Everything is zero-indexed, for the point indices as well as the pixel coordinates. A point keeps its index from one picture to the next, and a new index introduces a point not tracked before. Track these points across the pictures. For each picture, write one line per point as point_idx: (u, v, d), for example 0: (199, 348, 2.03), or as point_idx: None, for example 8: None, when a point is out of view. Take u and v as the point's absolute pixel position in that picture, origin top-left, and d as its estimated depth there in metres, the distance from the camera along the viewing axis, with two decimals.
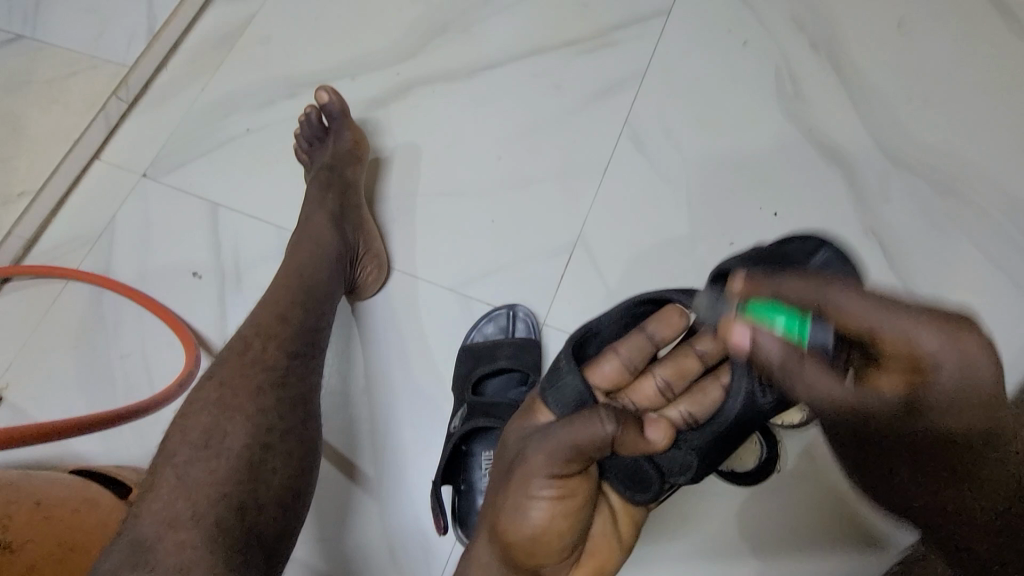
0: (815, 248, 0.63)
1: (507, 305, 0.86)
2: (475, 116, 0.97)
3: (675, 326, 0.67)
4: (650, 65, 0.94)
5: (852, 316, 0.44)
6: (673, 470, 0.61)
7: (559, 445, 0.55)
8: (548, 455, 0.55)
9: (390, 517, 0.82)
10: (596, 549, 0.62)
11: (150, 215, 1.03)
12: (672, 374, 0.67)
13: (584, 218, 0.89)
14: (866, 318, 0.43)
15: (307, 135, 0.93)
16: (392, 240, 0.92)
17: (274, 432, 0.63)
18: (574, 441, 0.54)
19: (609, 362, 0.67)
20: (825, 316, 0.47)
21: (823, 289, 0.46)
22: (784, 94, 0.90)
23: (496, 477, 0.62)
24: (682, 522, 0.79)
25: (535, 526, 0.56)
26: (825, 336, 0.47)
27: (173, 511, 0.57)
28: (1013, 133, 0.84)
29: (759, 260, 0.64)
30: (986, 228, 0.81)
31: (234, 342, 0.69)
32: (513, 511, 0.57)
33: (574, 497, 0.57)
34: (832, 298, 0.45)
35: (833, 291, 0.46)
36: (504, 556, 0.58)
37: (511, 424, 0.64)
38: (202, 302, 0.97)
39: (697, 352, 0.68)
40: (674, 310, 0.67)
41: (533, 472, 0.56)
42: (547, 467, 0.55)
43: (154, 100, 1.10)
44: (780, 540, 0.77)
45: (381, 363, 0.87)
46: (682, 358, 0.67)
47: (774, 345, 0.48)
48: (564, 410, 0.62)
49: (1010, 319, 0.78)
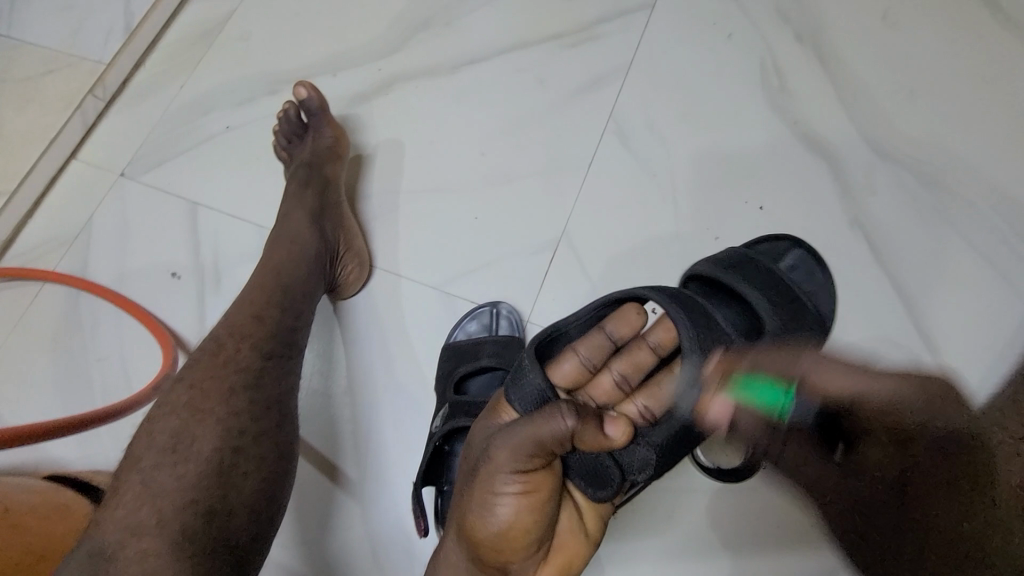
0: (786, 249, 0.78)
1: (490, 303, 0.85)
2: (458, 112, 0.95)
3: (632, 324, 0.69)
4: (635, 58, 0.93)
5: (826, 386, 0.60)
6: (635, 468, 0.59)
7: (521, 441, 0.54)
8: (511, 451, 0.55)
9: (372, 519, 0.80)
10: (562, 545, 0.61)
11: (128, 215, 1.01)
12: (627, 367, 0.68)
13: (568, 214, 0.88)
14: (847, 388, 0.59)
15: (287, 132, 0.92)
16: (375, 238, 0.91)
17: (246, 436, 0.62)
18: (533, 438, 0.54)
19: (568, 361, 0.68)
20: (799, 386, 0.60)
21: (796, 362, 0.62)
22: (770, 87, 0.89)
23: (462, 474, 0.61)
24: (665, 520, 0.78)
25: (501, 522, 0.56)
26: (803, 409, 0.60)
27: (137, 517, 0.56)
28: (1000, 124, 0.83)
29: (740, 265, 0.72)
30: (972, 219, 0.80)
31: (207, 344, 0.67)
32: (478, 508, 0.57)
33: (541, 491, 0.57)
34: (806, 369, 0.61)
35: (802, 364, 0.61)
36: (471, 553, 0.59)
37: (478, 422, 0.63)
38: (181, 303, 0.95)
39: (651, 344, 0.69)
40: (631, 310, 0.69)
41: (498, 467, 0.55)
42: (511, 462, 0.55)
43: (132, 98, 1.08)
44: (764, 536, 0.76)
45: (363, 364, 0.85)
46: (635, 352, 0.69)
47: (741, 419, 0.61)
48: (525, 409, 0.61)
49: (997, 312, 0.77)
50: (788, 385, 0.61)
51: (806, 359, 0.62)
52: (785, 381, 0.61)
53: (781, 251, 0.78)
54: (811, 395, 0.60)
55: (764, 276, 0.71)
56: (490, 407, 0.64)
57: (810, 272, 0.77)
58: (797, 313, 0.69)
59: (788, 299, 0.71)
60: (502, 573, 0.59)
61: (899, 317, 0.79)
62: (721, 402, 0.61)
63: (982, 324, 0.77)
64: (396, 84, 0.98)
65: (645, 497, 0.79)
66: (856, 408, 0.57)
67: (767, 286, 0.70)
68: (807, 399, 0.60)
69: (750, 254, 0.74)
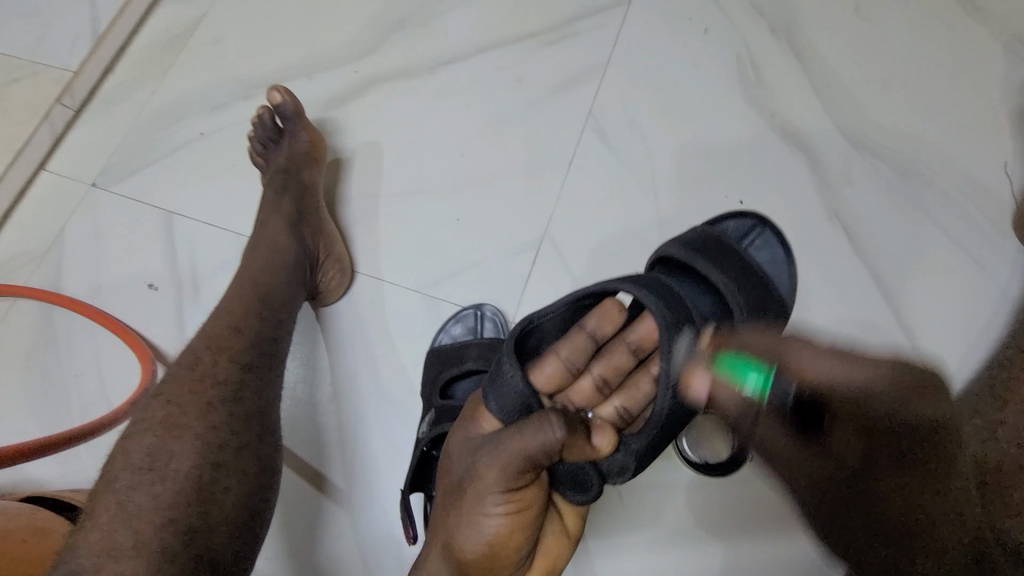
0: (750, 227, 0.78)
1: (474, 305, 0.85)
2: (436, 113, 0.95)
3: (614, 321, 0.68)
4: (612, 55, 0.93)
5: (806, 368, 0.50)
6: (614, 472, 0.62)
7: (509, 459, 0.55)
8: (499, 470, 0.55)
9: (361, 527, 0.80)
10: (547, 550, 0.65)
11: (101, 226, 0.99)
12: (607, 370, 0.69)
13: (550, 213, 0.88)
14: (826, 373, 0.49)
15: (261, 137, 0.90)
16: (355, 243, 0.90)
17: (226, 450, 0.60)
18: (519, 458, 0.54)
19: (548, 363, 0.68)
20: (783, 369, 0.52)
21: (781, 343, 0.53)
22: (746, 81, 0.89)
23: (446, 490, 0.62)
24: (653, 514, 0.78)
25: (490, 540, 0.57)
26: (786, 387, 0.52)
27: (114, 540, 0.55)
28: (972, 113, 0.84)
29: (698, 248, 0.72)
30: (945, 207, 0.82)
31: (184, 357, 0.66)
32: (467, 528, 0.58)
33: (526, 507, 0.58)
34: (791, 352, 0.52)
35: (788, 347, 0.53)
36: (460, 570, 0.59)
37: (455, 434, 0.63)
38: (158, 315, 0.93)
39: (630, 345, 0.70)
40: (614, 306, 0.68)
41: (487, 488, 0.56)
42: (499, 481, 0.55)
43: (102, 106, 1.06)
44: (751, 522, 0.77)
45: (348, 370, 0.84)
46: (614, 354, 0.70)
47: (731, 394, 0.55)
48: (506, 413, 0.62)
49: (972, 298, 0.79)
50: (766, 367, 0.54)
51: (795, 345, 0.52)
52: (767, 363, 0.54)
53: (749, 230, 0.78)
54: (792, 375, 0.51)
55: (733, 259, 0.72)
56: (467, 418, 0.64)
57: (771, 251, 0.78)
58: (764, 294, 0.70)
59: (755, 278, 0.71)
60: None
61: (879, 307, 0.80)
62: (699, 378, 0.56)
63: (959, 311, 0.78)
64: (373, 86, 0.97)
65: (633, 492, 0.79)
66: (830, 389, 0.49)
67: (738, 270, 0.71)
68: (786, 377, 0.52)
69: (719, 234, 0.74)
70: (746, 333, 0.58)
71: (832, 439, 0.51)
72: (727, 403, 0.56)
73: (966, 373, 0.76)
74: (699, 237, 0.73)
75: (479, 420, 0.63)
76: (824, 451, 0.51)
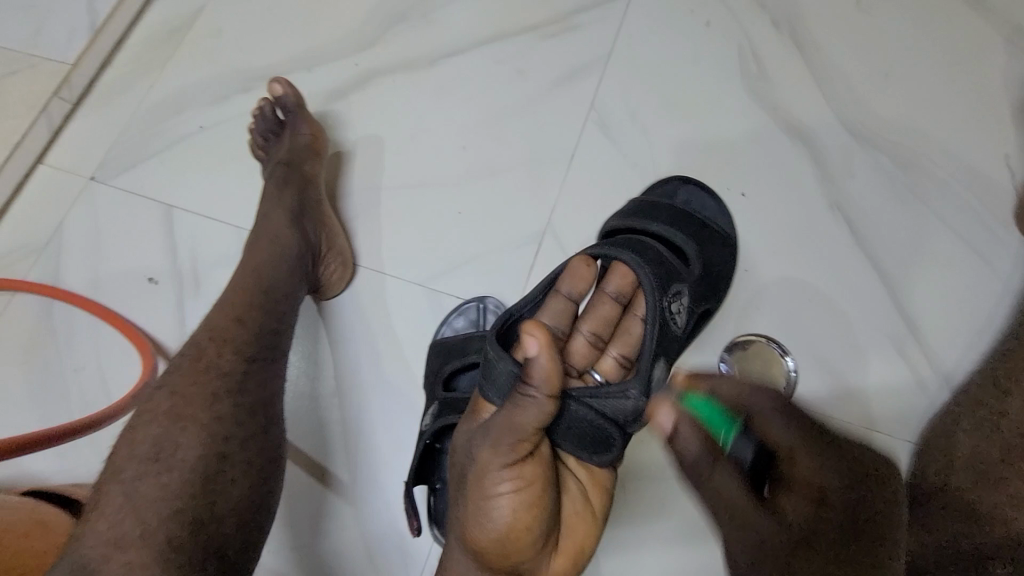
0: (678, 187, 0.83)
1: (477, 298, 0.85)
2: (438, 106, 0.94)
3: (585, 278, 0.68)
4: (614, 48, 0.93)
5: (769, 425, 0.60)
6: (628, 420, 0.63)
7: (498, 433, 0.57)
8: (493, 447, 0.57)
9: (365, 520, 0.80)
10: (571, 530, 0.62)
11: (101, 219, 0.98)
12: (596, 326, 0.71)
13: (552, 206, 0.88)
14: (784, 432, 0.59)
15: (262, 129, 0.90)
16: (357, 237, 0.90)
17: (231, 442, 0.60)
18: (514, 425, 0.56)
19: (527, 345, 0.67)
20: (750, 422, 0.60)
21: (749, 397, 0.60)
22: (749, 74, 0.89)
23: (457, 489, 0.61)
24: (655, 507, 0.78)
25: (502, 526, 0.56)
26: (744, 444, 0.60)
27: (121, 530, 0.55)
28: (973, 107, 0.84)
29: (634, 213, 0.78)
30: (948, 200, 0.82)
31: (187, 349, 0.65)
32: (476, 516, 0.58)
33: (533, 485, 0.57)
34: (755, 408, 0.60)
35: (756, 404, 0.60)
36: (481, 562, 0.59)
37: (457, 428, 0.64)
38: (159, 309, 0.93)
39: (612, 297, 0.72)
40: (580, 262, 0.68)
41: (486, 469, 0.57)
42: (496, 458, 0.57)
43: (101, 100, 1.05)
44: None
45: (350, 364, 0.84)
46: (599, 308, 0.71)
47: (690, 437, 0.59)
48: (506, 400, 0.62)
49: (975, 290, 0.79)
50: (733, 414, 0.60)
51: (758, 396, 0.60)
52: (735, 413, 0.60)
53: (673, 191, 0.83)
54: (756, 427, 0.60)
55: (667, 211, 0.79)
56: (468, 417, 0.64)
57: (703, 203, 0.82)
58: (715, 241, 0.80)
59: (698, 225, 0.79)
60: (516, 574, 0.59)
61: (881, 300, 0.80)
62: (663, 415, 0.60)
63: (961, 305, 0.79)
64: (374, 79, 0.97)
65: (636, 483, 0.79)
66: (793, 451, 0.58)
67: (679, 220, 0.78)
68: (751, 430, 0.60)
69: (648, 198, 0.81)
70: (721, 377, 0.61)
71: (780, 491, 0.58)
72: (687, 442, 0.59)
73: (967, 366, 0.77)
74: (637, 205, 0.80)
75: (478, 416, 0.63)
76: (774, 515, 0.57)
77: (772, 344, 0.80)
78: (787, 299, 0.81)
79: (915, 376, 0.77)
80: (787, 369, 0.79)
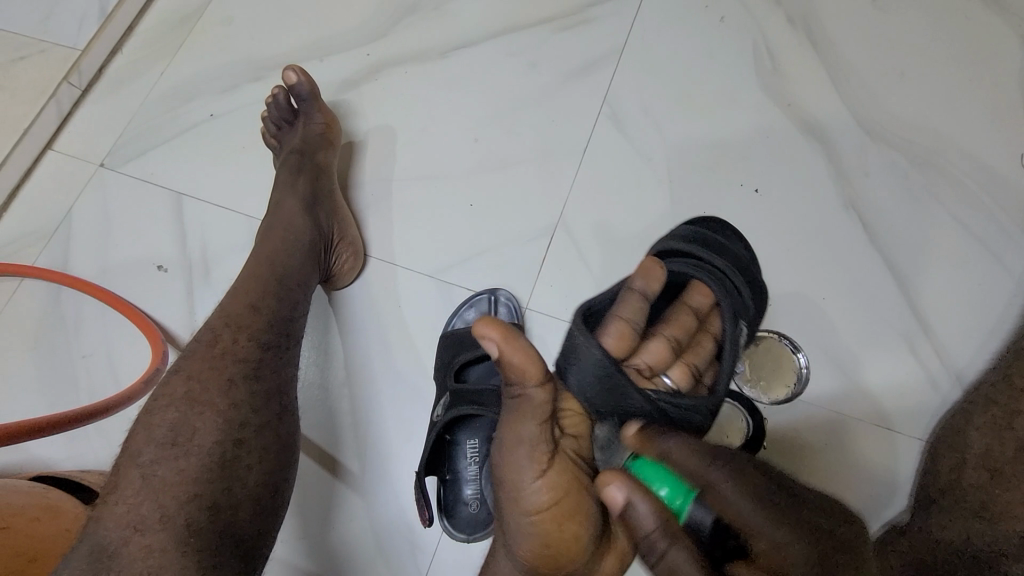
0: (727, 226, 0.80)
1: (488, 290, 0.85)
2: (450, 98, 0.94)
3: (659, 278, 0.67)
4: (628, 42, 0.92)
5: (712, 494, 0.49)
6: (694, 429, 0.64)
7: (511, 444, 0.56)
8: (515, 461, 0.55)
9: (375, 511, 0.80)
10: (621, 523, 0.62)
11: (110, 206, 0.98)
12: (677, 332, 0.71)
13: (565, 200, 0.88)
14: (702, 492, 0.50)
15: (275, 118, 0.90)
16: (368, 227, 0.89)
17: (248, 428, 0.60)
18: (524, 442, 0.55)
19: (609, 326, 0.66)
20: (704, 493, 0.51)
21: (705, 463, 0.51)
22: (763, 71, 0.89)
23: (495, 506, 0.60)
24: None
25: (547, 536, 0.54)
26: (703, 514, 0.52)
27: (139, 513, 0.54)
28: (989, 106, 0.84)
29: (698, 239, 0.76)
30: (962, 199, 0.82)
31: (202, 335, 0.65)
32: (519, 533, 0.56)
33: (571, 491, 0.55)
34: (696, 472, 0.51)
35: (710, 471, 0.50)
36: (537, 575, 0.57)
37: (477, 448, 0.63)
38: (168, 297, 0.93)
39: (693, 307, 0.73)
40: (650, 261, 0.68)
41: (518, 487, 0.55)
42: (524, 473, 0.55)
43: (111, 86, 1.04)
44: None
45: (361, 354, 0.84)
46: (679, 316, 0.72)
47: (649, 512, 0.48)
48: (585, 388, 0.63)
49: (988, 290, 0.79)
50: (691, 486, 0.52)
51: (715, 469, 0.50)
52: (691, 482, 0.52)
53: (722, 226, 0.80)
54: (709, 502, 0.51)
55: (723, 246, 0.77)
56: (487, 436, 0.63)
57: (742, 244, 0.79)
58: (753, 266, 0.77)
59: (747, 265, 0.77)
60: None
61: (893, 298, 0.80)
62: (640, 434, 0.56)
63: (973, 304, 0.79)
64: (386, 70, 0.96)
65: None
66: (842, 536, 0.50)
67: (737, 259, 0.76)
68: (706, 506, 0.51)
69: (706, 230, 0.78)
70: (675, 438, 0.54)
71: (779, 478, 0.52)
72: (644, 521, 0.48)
73: (979, 365, 0.77)
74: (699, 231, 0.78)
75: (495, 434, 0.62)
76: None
77: (783, 341, 0.80)
78: (800, 296, 0.81)
79: (927, 375, 0.77)
80: (798, 366, 0.79)
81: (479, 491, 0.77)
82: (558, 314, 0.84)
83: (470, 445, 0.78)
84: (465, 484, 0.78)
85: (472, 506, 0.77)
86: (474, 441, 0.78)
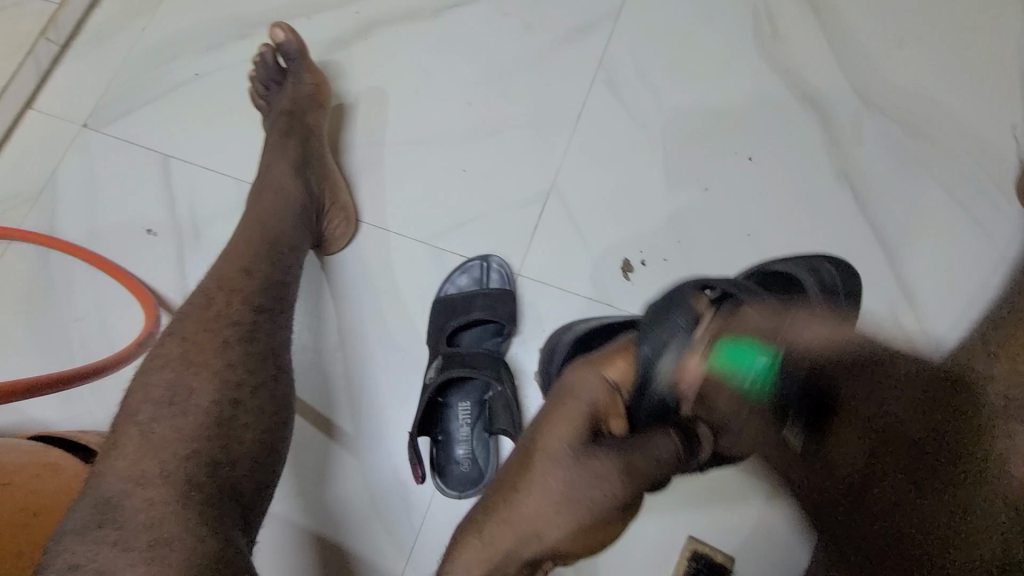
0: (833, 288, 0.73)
1: (481, 257, 0.85)
2: (442, 59, 0.92)
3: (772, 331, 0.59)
4: (625, 4, 0.90)
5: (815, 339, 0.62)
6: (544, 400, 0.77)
7: (576, 465, 0.50)
8: (567, 469, 0.51)
9: (369, 470, 0.82)
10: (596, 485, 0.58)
11: (96, 167, 0.96)
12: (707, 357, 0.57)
13: (558, 166, 0.87)
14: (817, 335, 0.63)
15: (263, 78, 0.88)
16: (359, 192, 0.89)
17: (242, 389, 0.60)
18: (597, 507, 0.50)
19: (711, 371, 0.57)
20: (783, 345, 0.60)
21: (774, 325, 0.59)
22: (762, 36, 0.87)
23: (485, 559, 0.52)
24: (727, 529, 0.78)
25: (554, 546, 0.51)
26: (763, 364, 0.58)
27: (140, 468, 0.55)
28: (984, 75, 0.84)
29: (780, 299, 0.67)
30: (951, 169, 0.82)
31: (195, 298, 0.66)
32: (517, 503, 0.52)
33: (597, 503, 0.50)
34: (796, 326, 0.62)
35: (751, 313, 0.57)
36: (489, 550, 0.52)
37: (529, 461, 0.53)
38: (159, 261, 0.92)
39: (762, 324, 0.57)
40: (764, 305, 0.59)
41: (548, 473, 0.51)
42: (560, 470, 0.51)
43: (91, 43, 1.01)
44: None
45: (353, 320, 0.85)
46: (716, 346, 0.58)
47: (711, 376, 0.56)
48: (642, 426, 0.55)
49: (972, 258, 0.80)
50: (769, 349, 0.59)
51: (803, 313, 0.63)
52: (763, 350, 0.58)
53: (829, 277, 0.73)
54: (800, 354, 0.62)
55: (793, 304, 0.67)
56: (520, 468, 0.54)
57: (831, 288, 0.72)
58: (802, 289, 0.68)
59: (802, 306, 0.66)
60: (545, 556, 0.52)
61: (881, 267, 0.81)
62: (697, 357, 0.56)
63: (956, 269, 0.80)
64: (377, 29, 0.93)
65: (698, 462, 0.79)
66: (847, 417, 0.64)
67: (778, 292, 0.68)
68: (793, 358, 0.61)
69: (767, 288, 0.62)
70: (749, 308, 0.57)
71: (837, 445, 0.62)
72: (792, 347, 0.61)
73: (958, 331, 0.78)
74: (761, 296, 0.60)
75: (534, 470, 0.52)
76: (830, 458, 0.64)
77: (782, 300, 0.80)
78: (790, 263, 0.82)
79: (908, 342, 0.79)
80: None
81: (470, 451, 0.81)
82: (548, 282, 0.84)
83: (462, 407, 0.82)
84: (457, 444, 0.81)
85: (463, 465, 0.80)
86: (466, 404, 0.82)
